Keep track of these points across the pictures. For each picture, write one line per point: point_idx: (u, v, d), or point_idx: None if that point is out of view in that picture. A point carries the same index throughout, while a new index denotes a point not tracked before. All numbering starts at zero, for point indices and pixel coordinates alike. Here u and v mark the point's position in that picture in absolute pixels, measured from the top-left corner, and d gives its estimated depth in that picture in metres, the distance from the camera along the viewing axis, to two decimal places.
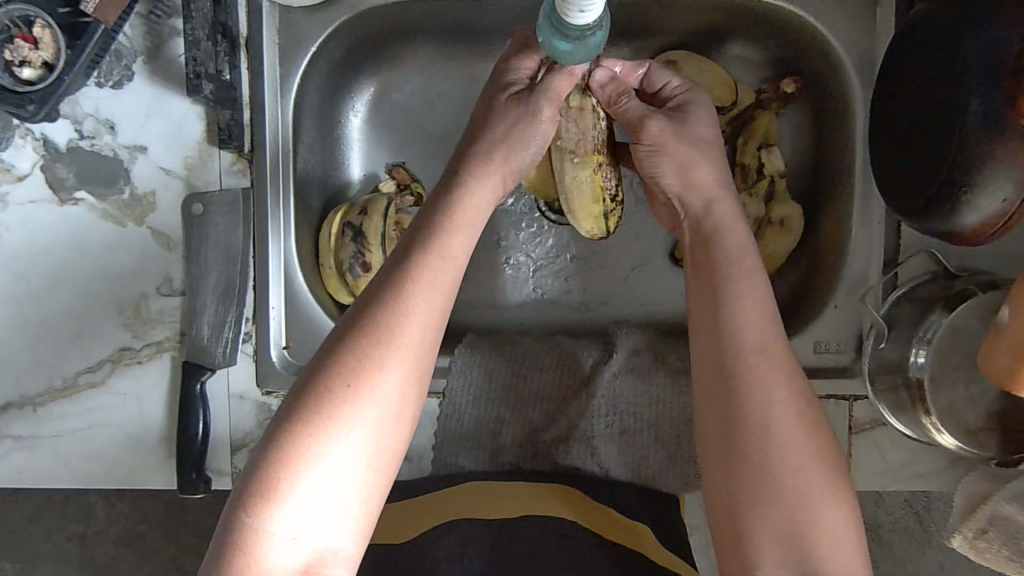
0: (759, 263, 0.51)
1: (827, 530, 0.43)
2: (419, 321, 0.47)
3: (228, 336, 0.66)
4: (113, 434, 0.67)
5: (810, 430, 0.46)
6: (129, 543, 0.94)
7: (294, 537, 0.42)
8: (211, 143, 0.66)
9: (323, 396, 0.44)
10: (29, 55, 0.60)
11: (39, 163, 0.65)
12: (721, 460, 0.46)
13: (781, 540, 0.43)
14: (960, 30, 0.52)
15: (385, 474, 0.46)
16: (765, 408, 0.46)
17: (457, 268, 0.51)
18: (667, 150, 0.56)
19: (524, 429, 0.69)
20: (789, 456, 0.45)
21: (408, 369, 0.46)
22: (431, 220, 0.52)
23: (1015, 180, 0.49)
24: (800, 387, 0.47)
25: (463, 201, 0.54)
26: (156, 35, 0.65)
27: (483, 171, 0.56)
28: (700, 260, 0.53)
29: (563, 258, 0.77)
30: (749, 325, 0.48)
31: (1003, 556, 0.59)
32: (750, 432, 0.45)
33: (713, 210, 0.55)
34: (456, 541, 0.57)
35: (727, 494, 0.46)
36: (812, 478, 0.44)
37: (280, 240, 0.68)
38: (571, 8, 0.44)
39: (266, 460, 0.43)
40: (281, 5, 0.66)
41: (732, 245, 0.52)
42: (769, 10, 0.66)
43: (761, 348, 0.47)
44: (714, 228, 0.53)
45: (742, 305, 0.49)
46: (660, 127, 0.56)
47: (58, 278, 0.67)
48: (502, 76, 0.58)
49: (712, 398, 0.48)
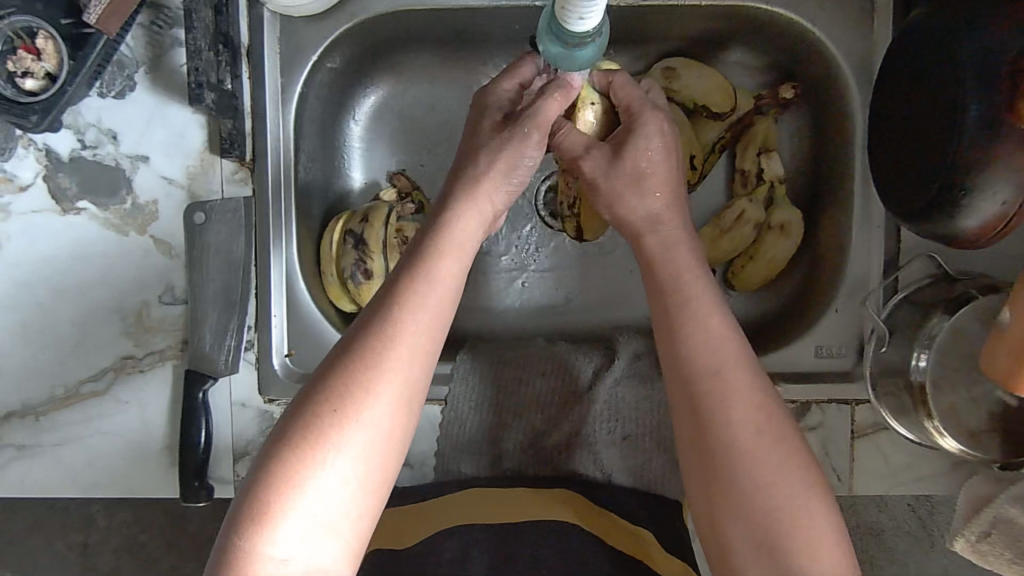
0: (708, 282, 0.53)
1: (803, 538, 0.44)
2: (410, 346, 0.47)
3: (231, 344, 0.66)
4: (116, 443, 0.67)
5: (783, 441, 0.47)
6: (130, 552, 0.93)
7: (286, 558, 0.43)
8: (212, 152, 0.67)
9: (313, 420, 0.44)
10: (31, 66, 0.61)
11: (41, 172, 0.66)
12: (700, 485, 0.48)
13: (757, 554, 0.45)
14: (955, 36, 0.52)
15: (377, 495, 0.46)
16: (727, 430, 0.47)
17: (450, 291, 0.51)
18: (600, 189, 0.57)
19: (524, 437, 0.68)
20: (759, 470, 0.46)
21: (400, 393, 0.46)
22: (423, 244, 0.52)
23: (1013, 184, 0.50)
24: (763, 402, 0.48)
25: (456, 224, 0.53)
26: (158, 45, 0.65)
27: (477, 193, 0.55)
28: (653, 289, 0.53)
29: (563, 263, 0.77)
30: (708, 351, 0.49)
31: (1005, 558, 0.59)
32: (720, 452, 0.47)
33: (649, 235, 0.55)
34: (458, 548, 0.58)
35: (709, 516, 0.47)
36: (786, 489, 0.45)
37: (280, 251, 0.68)
38: (570, 16, 0.44)
39: (259, 482, 0.43)
40: (282, 15, 0.67)
41: (675, 272, 0.53)
42: (767, 17, 0.66)
43: (716, 370, 0.48)
44: (662, 258, 0.54)
45: (697, 329, 0.50)
46: (590, 169, 0.57)
47: (59, 287, 0.67)
48: (488, 99, 0.58)
49: (685, 426, 0.49)
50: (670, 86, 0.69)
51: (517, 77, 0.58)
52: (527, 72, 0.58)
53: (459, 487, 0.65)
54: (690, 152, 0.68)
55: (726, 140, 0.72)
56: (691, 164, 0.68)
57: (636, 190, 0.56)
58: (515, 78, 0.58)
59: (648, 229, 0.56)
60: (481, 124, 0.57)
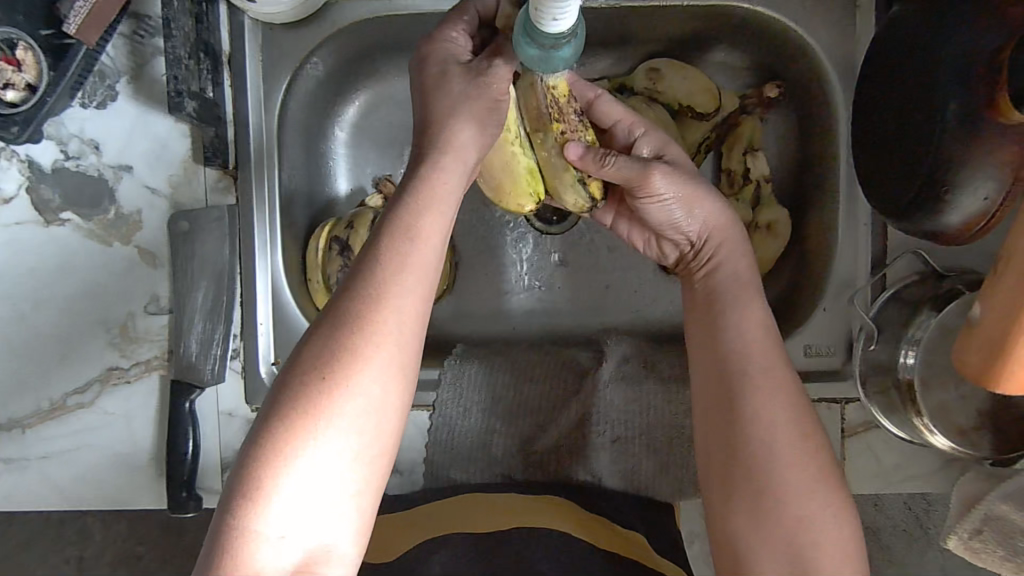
0: (755, 289, 0.55)
1: (828, 548, 0.46)
2: (395, 311, 0.47)
3: (217, 352, 0.66)
4: (103, 455, 0.66)
5: (818, 453, 0.48)
6: (126, 566, 0.93)
7: (281, 536, 0.43)
8: (196, 160, 0.66)
9: (300, 391, 0.44)
10: (12, 78, 0.60)
11: (24, 184, 0.65)
12: (721, 478, 0.49)
13: (780, 556, 0.46)
14: (937, 31, 0.52)
15: (377, 466, 0.46)
16: (763, 430, 0.48)
17: (433, 251, 0.49)
18: (673, 192, 0.55)
19: (518, 440, 0.68)
20: (793, 476, 0.47)
21: (389, 359, 0.46)
22: (402, 201, 0.50)
23: (995, 180, 0.50)
24: (803, 409, 0.50)
25: (438, 175, 0.51)
26: (140, 55, 0.65)
27: (452, 146, 0.51)
28: (702, 293, 0.56)
29: (550, 267, 0.77)
30: (748, 348, 0.51)
31: (998, 556, 0.58)
32: (750, 449, 0.48)
33: (720, 240, 0.57)
34: (448, 556, 0.57)
35: (727, 513, 0.49)
36: (812, 496, 0.47)
37: (266, 257, 0.68)
38: (544, 17, 0.43)
39: (248, 459, 0.43)
40: (262, 22, 0.66)
41: (725, 281, 0.55)
42: (747, 17, 0.66)
43: (764, 371, 0.50)
44: (713, 262, 0.57)
45: (742, 333, 0.52)
46: (663, 173, 0.55)
47: (44, 298, 0.66)
48: (432, 51, 0.52)
49: (712, 420, 0.51)
50: (654, 87, 0.69)
51: (463, 24, 0.53)
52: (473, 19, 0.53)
53: (453, 493, 0.65)
54: None
55: (710, 140, 0.71)
56: None
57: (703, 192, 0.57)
58: (459, 26, 0.53)
59: (722, 234, 0.57)
60: (443, 80, 0.52)
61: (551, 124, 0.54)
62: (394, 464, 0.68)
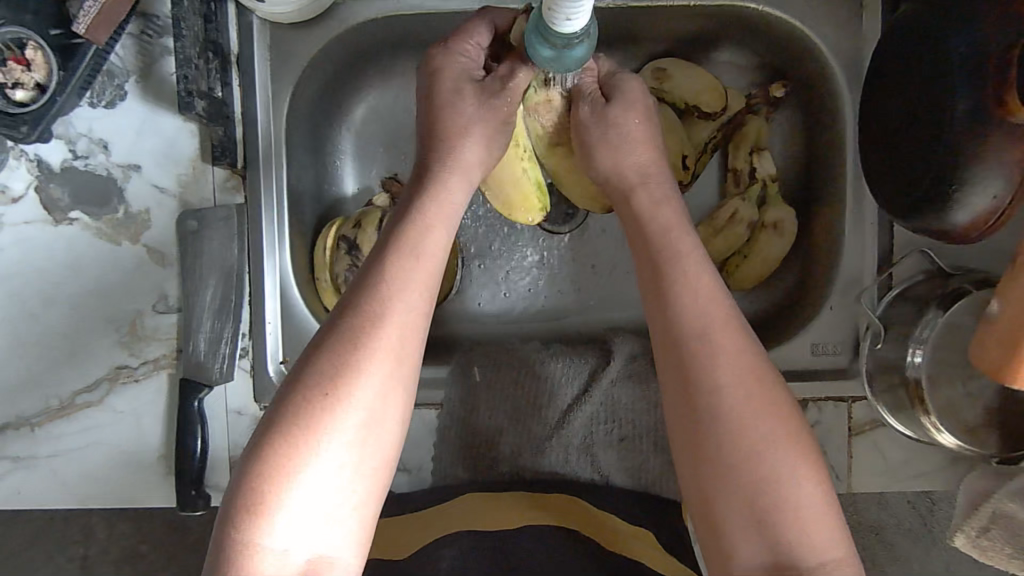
0: (693, 241, 0.52)
1: (797, 511, 0.44)
2: (396, 323, 0.47)
3: (225, 351, 0.66)
4: (111, 453, 0.67)
5: (773, 410, 0.47)
6: (131, 564, 0.93)
7: (285, 550, 0.43)
8: (204, 160, 0.67)
9: (301, 406, 0.45)
10: (21, 77, 0.61)
11: (33, 183, 0.66)
12: (685, 451, 0.48)
13: (751, 527, 0.44)
14: (948, 30, 0.52)
15: (378, 476, 0.46)
16: (713, 393, 0.47)
17: (434, 264, 0.51)
18: (591, 133, 0.56)
19: (523, 438, 0.68)
20: (751, 438, 0.46)
21: (391, 369, 0.47)
22: (405, 219, 0.52)
23: (1004, 178, 0.50)
24: (753, 365, 0.48)
25: (441, 194, 0.54)
26: (148, 55, 0.65)
27: (457, 164, 0.55)
28: (640, 247, 0.53)
29: (556, 266, 0.77)
30: (691, 307, 0.49)
31: (1006, 554, 0.58)
32: (706, 415, 0.47)
33: (641, 188, 0.56)
34: (458, 553, 0.57)
35: (698, 490, 0.47)
36: (771, 455, 0.45)
37: (274, 256, 0.69)
38: (558, 16, 0.43)
39: (250, 475, 0.44)
40: (270, 22, 0.67)
41: (662, 232, 0.53)
42: (754, 16, 0.66)
43: (704, 331, 0.48)
44: (650, 210, 0.54)
45: (684, 291, 0.50)
46: (585, 114, 0.56)
47: (52, 297, 0.66)
48: (448, 64, 0.56)
49: (670, 390, 0.49)
50: (660, 87, 0.70)
51: (477, 38, 0.56)
52: (487, 33, 0.57)
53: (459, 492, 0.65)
54: (683, 151, 0.68)
55: (717, 140, 0.72)
56: (682, 163, 0.68)
57: (629, 145, 0.56)
58: (473, 39, 0.56)
59: (642, 182, 0.56)
60: (452, 94, 0.56)
61: (564, 139, 0.59)
62: (402, 463, 0.69)
